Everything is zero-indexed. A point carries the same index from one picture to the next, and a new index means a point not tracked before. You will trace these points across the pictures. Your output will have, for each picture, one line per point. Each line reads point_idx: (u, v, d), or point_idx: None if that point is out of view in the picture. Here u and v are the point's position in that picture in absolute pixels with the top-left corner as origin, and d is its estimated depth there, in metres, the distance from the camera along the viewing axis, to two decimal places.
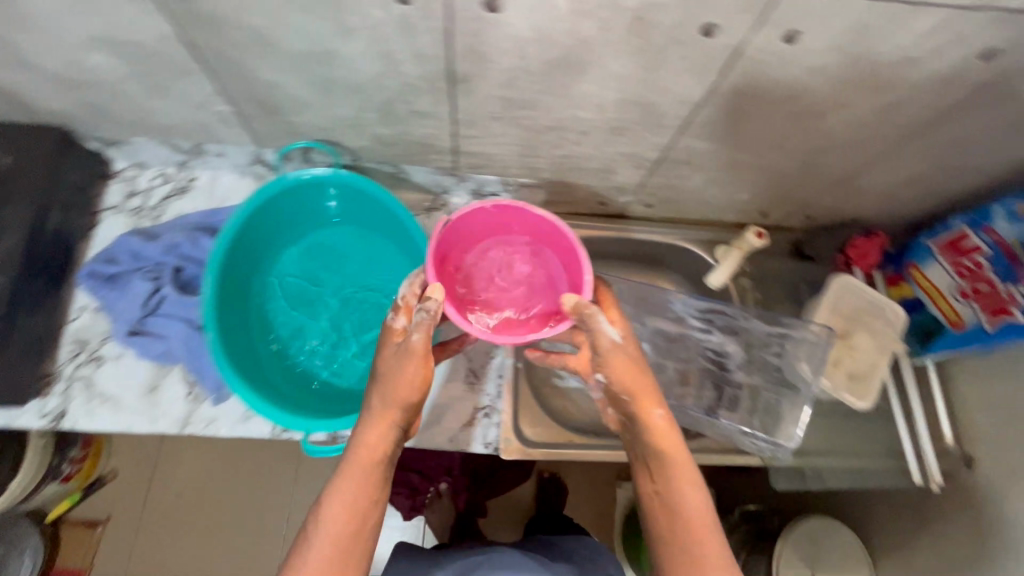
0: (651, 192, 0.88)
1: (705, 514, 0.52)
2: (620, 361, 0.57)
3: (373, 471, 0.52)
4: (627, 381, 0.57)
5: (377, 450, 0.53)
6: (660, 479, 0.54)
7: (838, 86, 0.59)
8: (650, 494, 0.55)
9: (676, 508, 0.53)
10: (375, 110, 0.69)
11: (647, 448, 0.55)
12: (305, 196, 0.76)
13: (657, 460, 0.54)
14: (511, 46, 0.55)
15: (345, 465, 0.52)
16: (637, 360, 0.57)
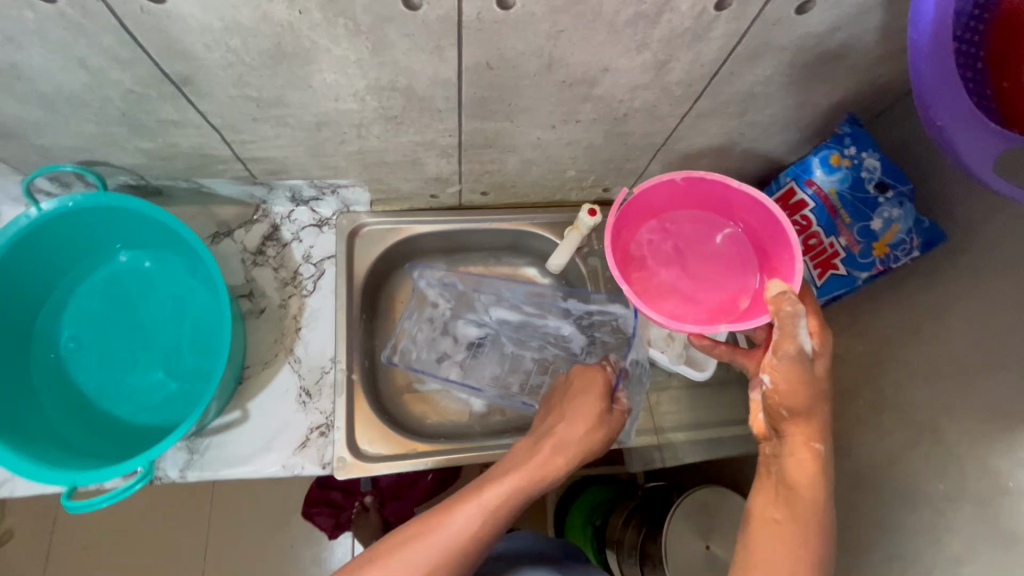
0: (476, 180, 0.83)
1: (821, 538, 0.52)
2: (786, 376, 0.52)
3: (474, 529, 0.55)
4: (796, 403, 0.52)
5: (511, 496, 0.57)
6: (786, 477, 0.54)
7: (590, 50, 0.55)
8: (765, 519, 0.54)
9: (774, 536, 0.53)
10: (119, 124, 0.62)
11: (786, 444, 0.54)
12: (89, 222, 0.69)
13: (823, 475, 0.53)
14: (209, 38, 0.49)
15: (425, 527, 0.55)
16: (818, 388, 0.53)
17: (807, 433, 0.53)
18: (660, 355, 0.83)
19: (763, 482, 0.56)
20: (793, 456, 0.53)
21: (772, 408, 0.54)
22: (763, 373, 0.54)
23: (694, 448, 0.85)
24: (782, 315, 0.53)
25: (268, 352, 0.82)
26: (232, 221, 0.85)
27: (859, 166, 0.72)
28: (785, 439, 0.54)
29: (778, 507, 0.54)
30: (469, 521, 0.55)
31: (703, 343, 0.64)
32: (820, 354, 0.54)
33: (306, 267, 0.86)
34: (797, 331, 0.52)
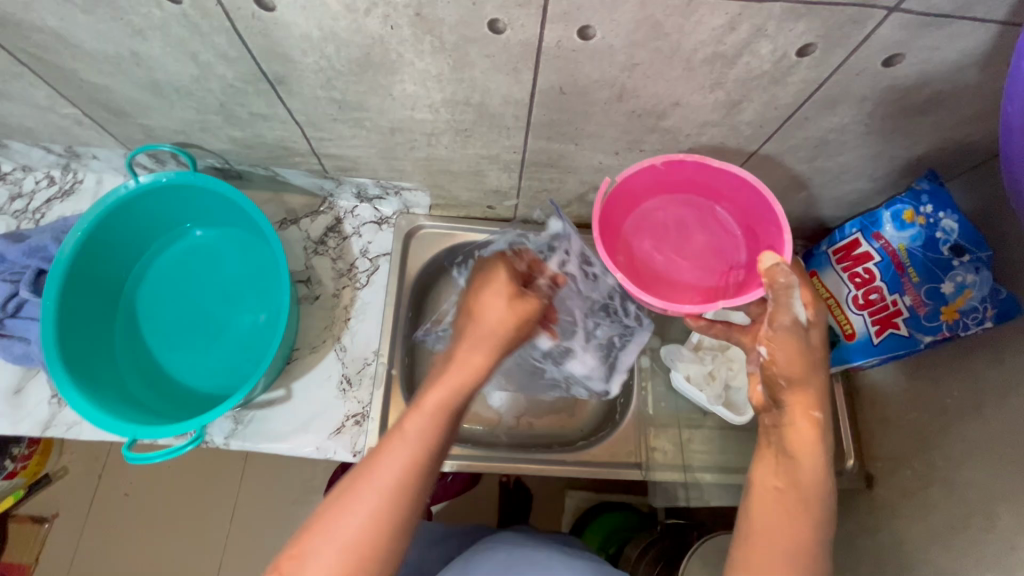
0: (534, 196, 0.85)
1: (823, 510, 0.50)
2: (787, 344, 0.53)
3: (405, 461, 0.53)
4: (795, 371, 0.53)
5: (440, 413, 0.56)
6: (789, 449, 0.52)
7: (663, 84, 0.56)
8: (766, 487, 0.52)
9: (775, 503, 0.51)
10: (216, 113, 0.68)
11: (784, 414, 0.53)
12: (171, 199, 0.76)
13: (822, 444, 0.51)
14: (308, 45, 0.53)
15: (352, 480, 0.53)
16: (812, 354, 0.53)
17: (806, 400, 0.52)
18: (698, 394, 0.83)
19: (763, 450, 0.55)
20: (793, 425, 0.52)
21: (770, 377, 0.54)
22: (763, 346, 0.55)
23: (722, 492, 0.83)
24: (778, 289, 0.53)
25: (317, 337, 0.86)
26: (300, 210, 0.91)
27: (934, 226, 0.69)
28: (785, 408, 0.53)
29: (777, 476, 0.52)
30: (394, 461, 0.53)
31: (700, 323, 0.63)
32: (817, 324, 0.54)
33: (362, 261, 0.90)
34: (791, 304, 0.53)
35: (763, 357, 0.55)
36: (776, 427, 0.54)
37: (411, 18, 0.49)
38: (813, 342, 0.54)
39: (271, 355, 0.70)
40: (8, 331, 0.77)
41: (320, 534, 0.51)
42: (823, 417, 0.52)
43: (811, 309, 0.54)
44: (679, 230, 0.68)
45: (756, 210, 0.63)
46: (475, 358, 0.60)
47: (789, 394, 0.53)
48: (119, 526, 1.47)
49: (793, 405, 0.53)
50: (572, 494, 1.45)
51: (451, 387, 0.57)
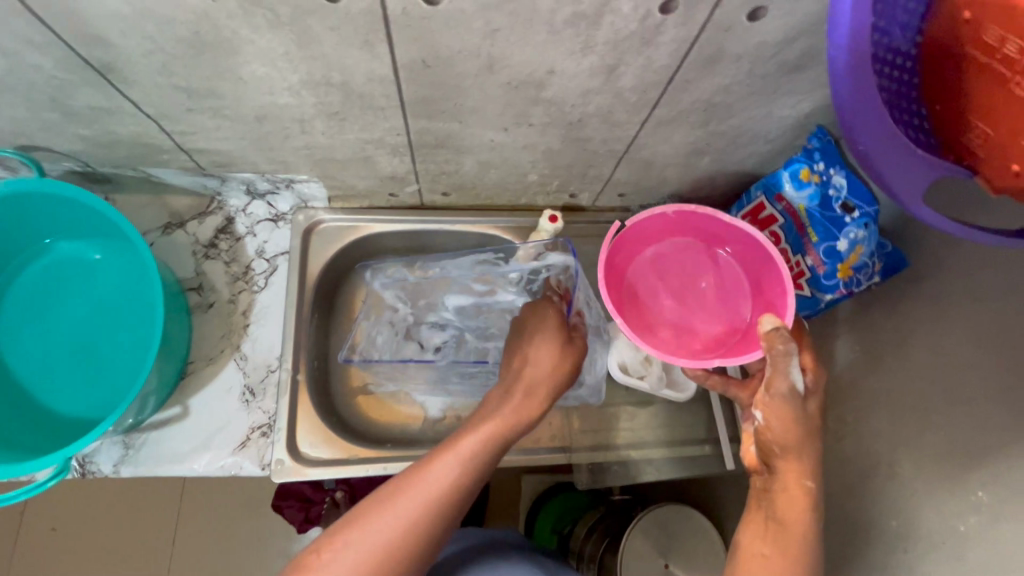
0: (436, 181, 0.81)
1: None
2: (782, 414, 0.51)
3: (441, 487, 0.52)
4: (790, 439, 0.52)
5: (483, 448, 0.55)
6: (779, 513, 0.52)
7: (531, 51, 0.52)
8: (752, 551, 0.52)
9: (761, 568, 0.51)
10: (50, 110, 0.60)
11: (777, 479, 0.53)
12: (21, 211, 0.68)
13: (813, 513, 0.52)
14: (126, 26, 0.47)
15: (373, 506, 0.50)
16: (810, 425, 0.52)
17: (798, 470, 0.52)
18: (639, 381, 0.76)
19: (752, 512, 0.55)
20: (785, 491, 0.52)
21: (763, 443, 0.53)
22: (757, 409, 0.54)
23: (650, 468, 0.82)
24: (775, 353, 0.51)
25: (213, 347, 0.80)
26: (185, 212, 0.84)
27: (827, 184, 0.69)
28: (778, 474, 0.53)
29: (766, 542, 0.52)
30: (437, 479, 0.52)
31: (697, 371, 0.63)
32: (813, 390, 0.53)
33: (259, 262, 0.84)
34: (789, 370, 0.51)
35: (757, 421, 0.54)
36: (767, 489, 0.54)
37: None
38: (807, 413, 0.52)
39: (148, 371, 0.64)
40: None
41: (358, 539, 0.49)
42: (815, 486, 0.52)
43: (812, 377, 0.53)
44: (690, 274, 0.67)
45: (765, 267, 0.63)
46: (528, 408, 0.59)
47: (782, 463, 0.52)
48: (46, 564, 1.37)
49: (787, 473, 0.52)
50: (527, 479, 1.45)
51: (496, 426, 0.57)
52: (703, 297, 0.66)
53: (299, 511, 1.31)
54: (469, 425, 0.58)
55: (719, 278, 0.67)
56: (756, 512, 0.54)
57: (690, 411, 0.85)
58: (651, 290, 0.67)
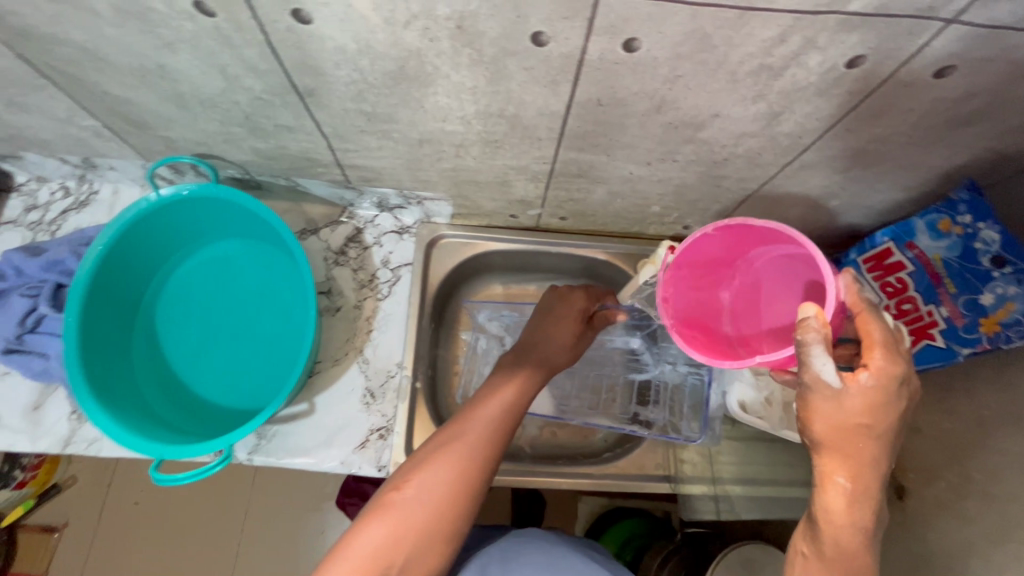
0: (560, 206, 0.84)
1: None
2: (818, 405, 0.46)
3: (442, 481, 0.57)
4: (824, 437, 0.46)
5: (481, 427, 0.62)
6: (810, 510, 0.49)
7: (704, 96, 0.55)
8: (794, 550, 0.50)
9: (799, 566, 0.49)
10: (240, 124, 0.66)
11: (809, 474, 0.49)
12: (194, 212, 0.75)
13: (856, 516, 0.47)
14: (343, 59, 0.52)
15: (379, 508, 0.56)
16: (846, 420, 0.45)
17: (835, 466, 0.47)
18: (761, 423, 0.76)
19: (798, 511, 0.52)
20: (819, 490, 0.48)
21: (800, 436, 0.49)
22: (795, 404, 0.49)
23: (751, 505, 0.82)
24: (796, 344, 0.44)
25: (339, 349, 0.85)
26: (319, 220, 0.89)
27: (972, 236, 0.68)
28: (815, 469, 0.48)
29: (805, 540, 0.50)
30: (443, 475, 0.58)
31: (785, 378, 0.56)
32: (864, 385, 0.45)
33: (383, 271, 0.89)
34: (814, 362, 0.44)
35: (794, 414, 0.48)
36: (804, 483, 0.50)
37: (451, 31, 0.48)
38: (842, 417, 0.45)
39: (296, 374, 0.68)
40: (27, 347, 0.75)
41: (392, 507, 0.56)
42: (855, 487, 0.47)
43: (868, 373, 0.45)
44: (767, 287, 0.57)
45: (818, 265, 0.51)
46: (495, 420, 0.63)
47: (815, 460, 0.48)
48: (129, 535, 1.46)
49: (821, 468, 0.47)
50: (586, 500, 1.45)
51: (489, 417, 0.63)
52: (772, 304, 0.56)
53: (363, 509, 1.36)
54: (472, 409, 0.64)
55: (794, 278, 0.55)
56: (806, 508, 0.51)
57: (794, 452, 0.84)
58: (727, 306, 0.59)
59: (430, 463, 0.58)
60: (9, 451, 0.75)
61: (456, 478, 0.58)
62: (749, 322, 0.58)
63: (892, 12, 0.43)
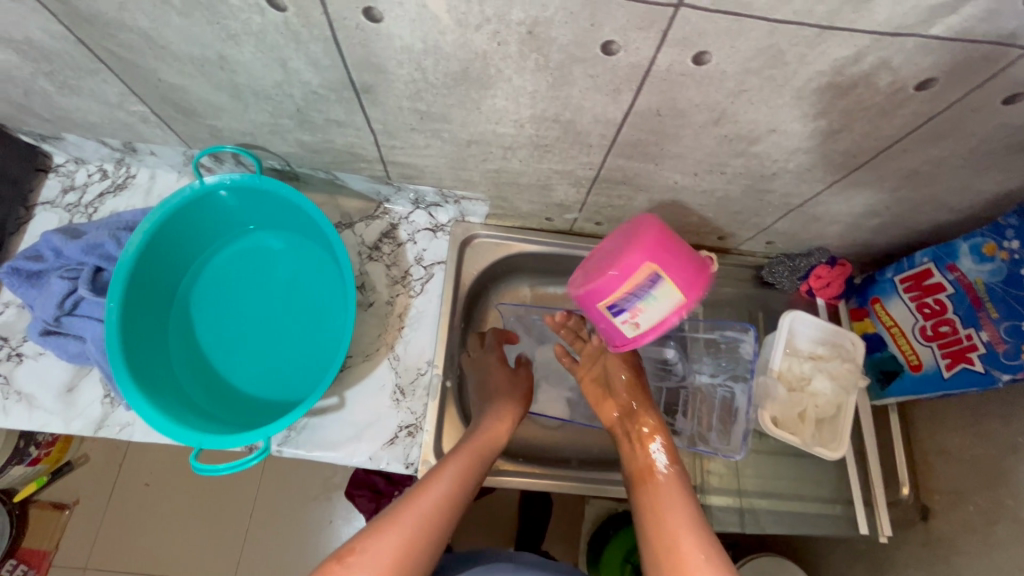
0: (597, 212, 0.84)
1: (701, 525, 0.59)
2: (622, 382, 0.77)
3: (438, 504, 0.62)
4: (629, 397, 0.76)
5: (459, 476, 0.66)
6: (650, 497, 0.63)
7: (765, 111, 0.54)
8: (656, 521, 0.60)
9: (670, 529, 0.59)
10: (290, 117, 0.66)
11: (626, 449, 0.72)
12: (234, 200, 0.75)
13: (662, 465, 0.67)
14: (407, 58, 0.52)
15: (381, 524, 0.58)
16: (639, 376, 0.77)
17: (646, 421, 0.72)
18: (791, 437, 0.75)
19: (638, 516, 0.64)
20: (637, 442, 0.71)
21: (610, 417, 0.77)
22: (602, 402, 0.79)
23: (776, 519, 0.82)
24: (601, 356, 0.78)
25: (370, 344, 0.85)
26: (354, 214, 0.89)
27: (1018, 262, 0.67)
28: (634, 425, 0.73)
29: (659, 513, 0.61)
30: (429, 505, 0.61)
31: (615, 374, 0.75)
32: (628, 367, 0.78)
33: (417, 268, 0.89)
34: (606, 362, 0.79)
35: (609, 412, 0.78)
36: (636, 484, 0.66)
37: (522, 36, 0.47)
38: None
39: (333, 371, 0.68)
40: (64, 329, 0.75)
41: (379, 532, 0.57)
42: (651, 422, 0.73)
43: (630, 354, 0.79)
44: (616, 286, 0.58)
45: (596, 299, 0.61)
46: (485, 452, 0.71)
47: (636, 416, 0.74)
48: (139, 515, 1.46)
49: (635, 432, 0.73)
50: (594, 502, 1.44)
51: (461, 467, 0.67)
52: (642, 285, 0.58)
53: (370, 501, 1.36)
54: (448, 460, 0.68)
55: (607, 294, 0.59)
56: (661, 560, 0.56)
57: (822, 468, 0.84)
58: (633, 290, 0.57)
59: (431, 482, 0.64)
60: (43, 432, 0.76)
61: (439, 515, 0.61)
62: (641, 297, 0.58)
63: (972, 36, 0.43)
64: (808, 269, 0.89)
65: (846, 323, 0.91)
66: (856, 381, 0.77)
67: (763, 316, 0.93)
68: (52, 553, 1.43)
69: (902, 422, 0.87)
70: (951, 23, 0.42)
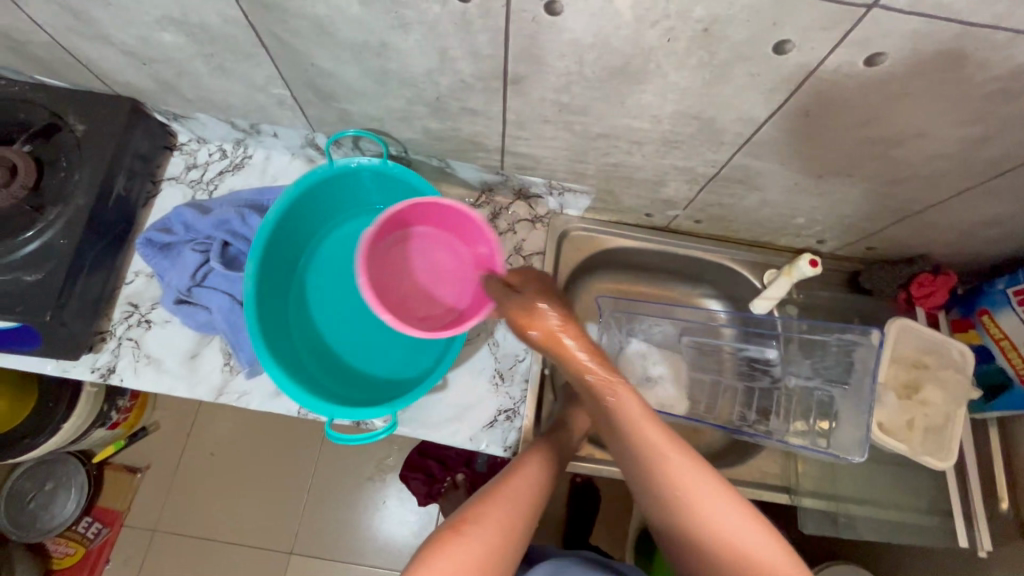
0: (701, 210, 0.84)
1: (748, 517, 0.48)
2: None
3: (529, 488, 0.62)
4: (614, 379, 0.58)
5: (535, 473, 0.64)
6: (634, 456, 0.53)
7: (921, 114, 0.54)
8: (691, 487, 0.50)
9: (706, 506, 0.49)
10: (426, 105, 0.69)
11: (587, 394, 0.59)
12: (358, 182, 0.78)
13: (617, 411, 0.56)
14: (570, 51, 0.54)
15: (462, 518, 0.57)
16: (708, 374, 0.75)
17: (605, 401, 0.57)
18: (899, 445, 0.74)
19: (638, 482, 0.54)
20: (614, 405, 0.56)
21: None
22: None
23: (869, 526, 0.82)
24: None
25: (470, 329, 0.87)
26: (457, 202, 0.92)
27: None
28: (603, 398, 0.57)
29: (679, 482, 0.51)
30: (505, 503, 0.59)
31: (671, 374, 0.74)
32: None
33: (515, 258, 0.91)
34: None
35: None
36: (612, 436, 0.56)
37: (696, 32, 0.49)
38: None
39: (453, 351, 0.71)
40: (194, 299, 0.80)
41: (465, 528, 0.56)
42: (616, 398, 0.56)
43: None
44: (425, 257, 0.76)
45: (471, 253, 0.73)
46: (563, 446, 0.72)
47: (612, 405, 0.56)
48: (209, 483, 1.53)
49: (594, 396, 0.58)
50: None
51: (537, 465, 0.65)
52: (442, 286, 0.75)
53: (425, 484, 1.39)
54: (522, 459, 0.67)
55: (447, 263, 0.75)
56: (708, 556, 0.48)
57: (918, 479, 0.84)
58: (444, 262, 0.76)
59: (509, 477, 0.63)
60: (169, 395, 0.80)
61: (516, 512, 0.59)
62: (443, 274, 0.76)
63: None
64: (910, 277, 0.88)
65: (946, 333, 0.89)
66: (967, 391, 0.75)
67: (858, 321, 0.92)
68: (124, 514, 1.50)
69: (1001, 436, 0.86)
70: None
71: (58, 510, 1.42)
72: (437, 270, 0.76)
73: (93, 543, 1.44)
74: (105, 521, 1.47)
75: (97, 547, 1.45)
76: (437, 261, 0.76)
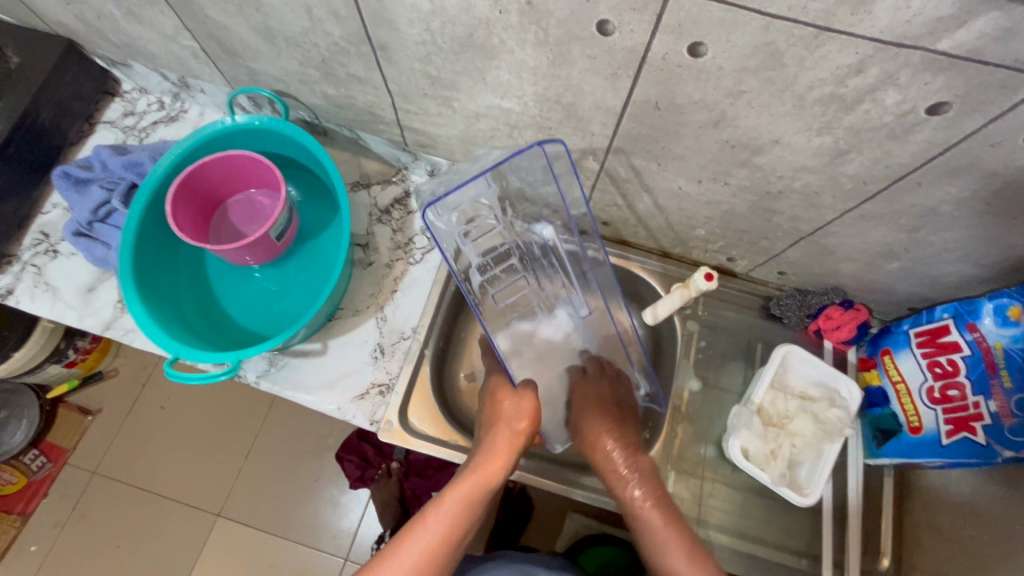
0: (603, 210, 0.83)
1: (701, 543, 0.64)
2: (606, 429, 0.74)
3: (482, 483, 0.65)
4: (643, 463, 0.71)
5: (492, 469, 0.67)
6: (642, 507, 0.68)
7: (766, 118, 0.52)
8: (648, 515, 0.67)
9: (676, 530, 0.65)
10: (316, 68, 0.70)
11: (489, 450, 0.68)
12: (265, 138, 0.81)
13: (502, 466, 0.67)
14: (417, 18, 0.54)
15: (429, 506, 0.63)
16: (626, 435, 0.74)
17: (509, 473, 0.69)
18: (760, 473, 0.71)
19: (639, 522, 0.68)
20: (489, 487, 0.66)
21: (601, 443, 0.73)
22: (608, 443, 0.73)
23: (733, 558, 0.78)
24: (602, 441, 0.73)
25: (362, 301, 0.87)
26: (373, 176, 0.92)
27: None
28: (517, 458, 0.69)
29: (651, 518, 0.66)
30: (464, 490, 0.64)
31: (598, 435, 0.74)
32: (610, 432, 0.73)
33: (421, 238, 0.90)
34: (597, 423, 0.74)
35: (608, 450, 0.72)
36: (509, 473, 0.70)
37: (522, 5, 0.48)
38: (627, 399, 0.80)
39: (311, 314, 0.72)
40: (94, 234, 0.83)
41: (422, 520, 0.62)
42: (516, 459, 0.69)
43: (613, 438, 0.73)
44: (255, 207, 0.81)
45: (217, 183, 0.77)
46: (525, 432, 0.70)
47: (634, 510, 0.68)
48: (145, 435, 1.48)
49: (494, 455, 0.68)
50: (575, 517, 1.32)
51: (491, 464, 0.67)
52: (248, 224, 0.80)
53: (357, 467, 1.33)
54: (477, 458, 0.68)
55: (263, 202, 0.81)
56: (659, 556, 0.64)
57: (793, 516, 0.80)
58: (236, 208, 0.81)
59: (478, 460, 0.68)
60: (59, 322, 0.83)
61: (466, 507, 0.64)
62: (249, 222, 0.80)
63: (985, 59, 0.40)
64: (819, 307, 0.84)
65: (853, 371, 0.84)
66: (841, 429, 0.73)
67: (761, 347, 0.88)
68: (70, 452, 1.45)
69: (898, 485, 0.81)
70: (960, 39, 0.39)
71: (9, 439, 1.39)
72: (250, 208, 0.81)
73: (34, 475, 1.41)
74: (49, 455, 1.43)
75: (40, 479, 1.42)
76: (250, 201, 0.81)
